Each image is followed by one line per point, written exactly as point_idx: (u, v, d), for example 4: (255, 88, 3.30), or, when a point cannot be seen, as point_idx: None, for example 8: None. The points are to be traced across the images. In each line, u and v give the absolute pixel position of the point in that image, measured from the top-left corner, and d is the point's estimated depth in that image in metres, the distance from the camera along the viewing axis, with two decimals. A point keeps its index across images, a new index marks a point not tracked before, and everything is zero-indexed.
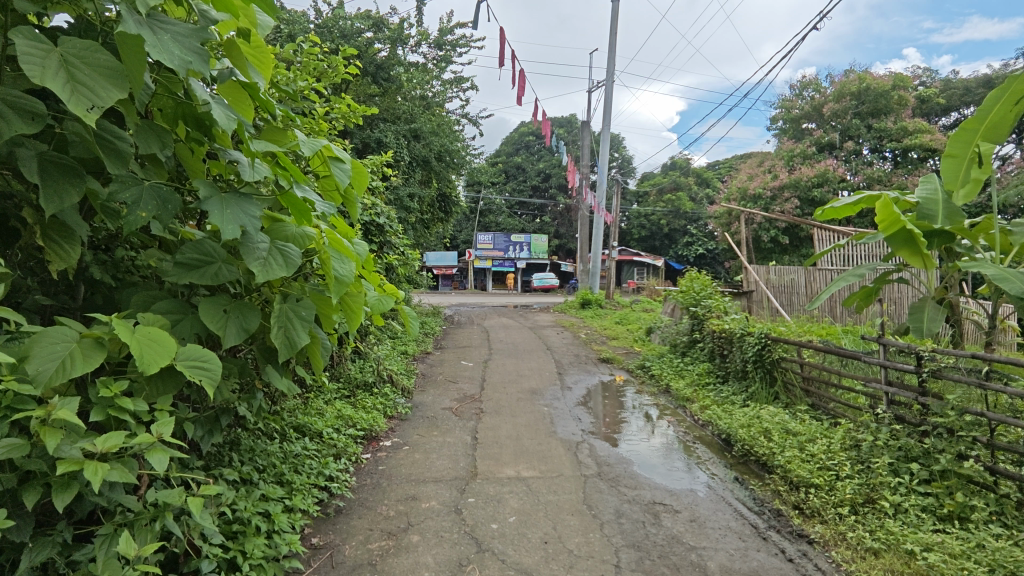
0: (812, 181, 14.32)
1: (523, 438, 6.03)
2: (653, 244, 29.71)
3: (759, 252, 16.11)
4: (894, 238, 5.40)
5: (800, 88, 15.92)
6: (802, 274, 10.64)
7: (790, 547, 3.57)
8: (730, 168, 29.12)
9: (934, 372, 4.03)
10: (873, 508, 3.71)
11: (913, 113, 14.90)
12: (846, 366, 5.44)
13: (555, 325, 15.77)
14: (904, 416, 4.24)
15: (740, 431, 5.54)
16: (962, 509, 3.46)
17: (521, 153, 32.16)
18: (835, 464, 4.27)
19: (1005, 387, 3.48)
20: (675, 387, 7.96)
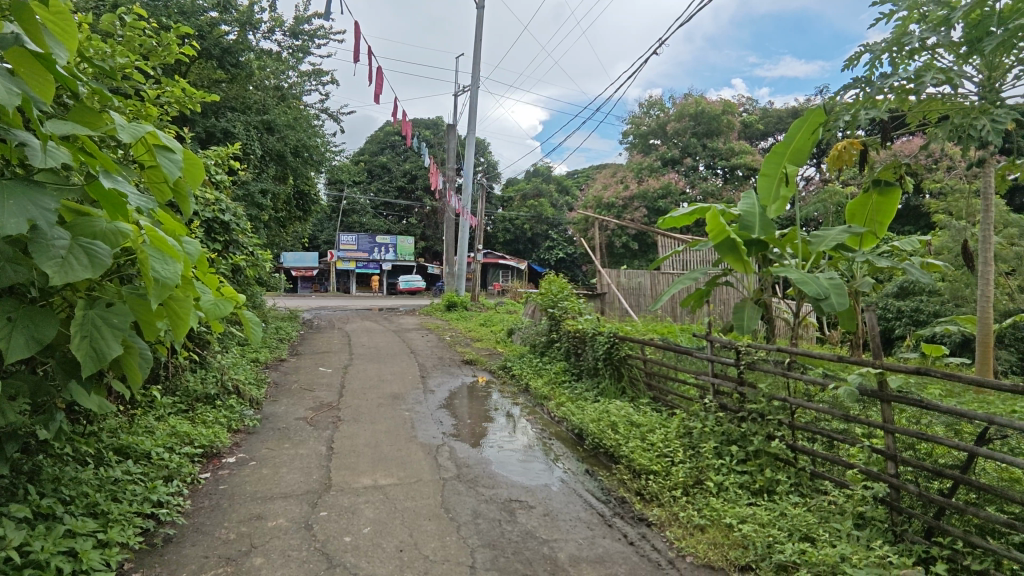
0: (657, 192, 15.67)
1: (382, 445, 5.86)
2: (517, 248, 30.59)
3: (612, 256, 17.26)
4: (721, 246, 6.03)
5: (647, 107, 17.32)
6: (648, 278, 11.58)
7: (631, 531, 3.85)
8: (587, 177, 30.82)
9: (749, 364, 4.60)
10: (700, 488, 4.13)
11: (738, 135, 16.92)
12: (680, 361, 6.00)
13: (421, 328, 15.60)
14: (727, 404, 4.78)
15: (591, 425, 5.88)
16: (770, 483, 3.97)
17: (387, 152, 31.43)
18: (670, 451, 4.70)
19: (803, 375, 4.04)
20: (534, 386, 8.23)
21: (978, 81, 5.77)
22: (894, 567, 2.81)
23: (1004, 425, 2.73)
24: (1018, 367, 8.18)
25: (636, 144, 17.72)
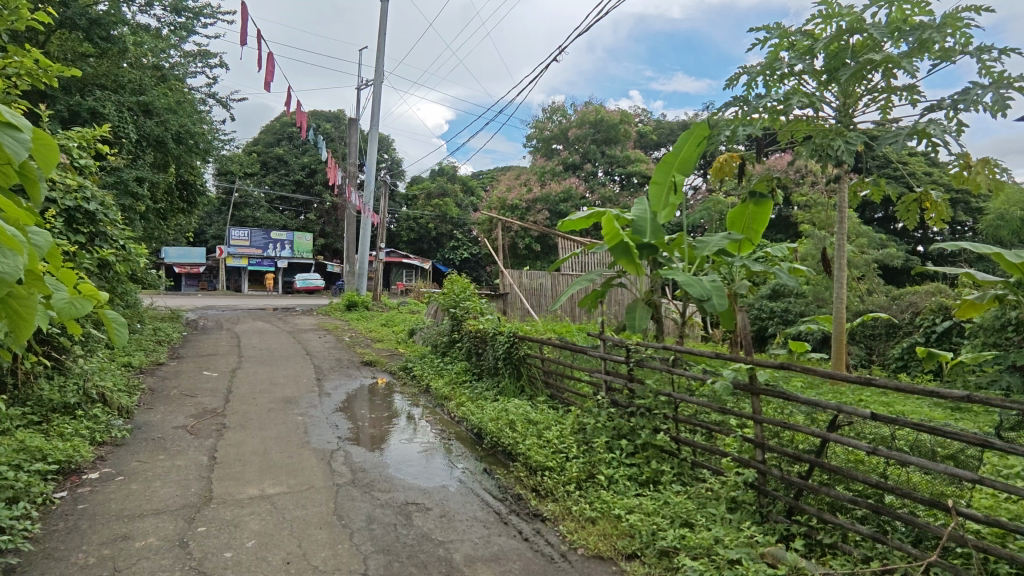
0: (559, 196, 16.09)
1: (270, 452, 5.53)
2: (421, 247, 30.12)
3: (515, 258, 17.49)
4: (615, 249, 6.32)
5: (550, 112, 17.72)
6: (548, 279, 11.87)
7: (526, 527, 3.92)
8: (491, 178, 31.00)
9: (638, 361, 4.84)
10: (592, 481, 4.29)
11: (635, 144, 17.77)
12: (576, 360, 6.20)
13: (318, 328, 14.94)
14: (618, 400, 5.01)
15: (489, 424, 5.92)
16: (655, 473, 4.21)
17: (283, 144, 29.82)
18: (564, 447, 4.84)
19: (685, 370, 4.31)
20: (435, 387, 8.15)
21: (836, 106, 6.46)
22: (759, 545, 3.07)
23: (851, 413, 3.08)
24: (866, 361, 9.26)
25: (539, 148, 18.08)
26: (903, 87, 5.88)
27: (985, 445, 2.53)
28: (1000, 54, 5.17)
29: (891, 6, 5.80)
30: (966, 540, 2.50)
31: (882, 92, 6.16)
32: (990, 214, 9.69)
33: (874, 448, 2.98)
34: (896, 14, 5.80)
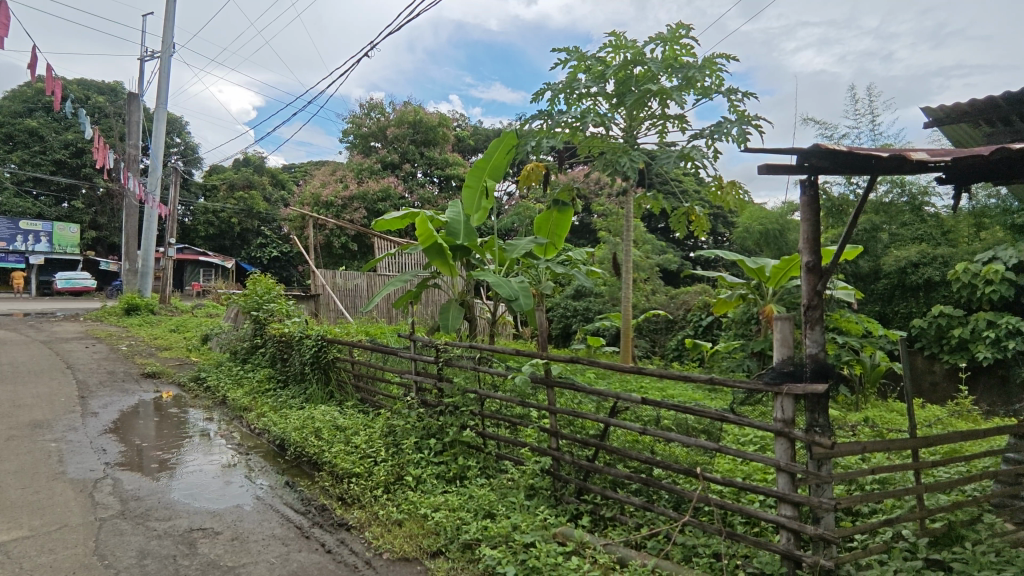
0: (377, 195, 15.67)
1: (7, 490, 4.51)
2: (222, 244, 26.99)
3: (330, 257, 16.60)
4: (429, 251, 6.32)
5: (368, 108, 17.17)
6: (364, 279, 11.49)
7: (329, 539, 3.75)
8: (304, 172, 29.06)
9: (446, 360, 4.95)
10: (400, 483, 4.25)
11: (452, 148, 18.02)
12: (386, 362, 6.11)
13: (85, 336, 12.59)
14: (427, 400, 5.07)
15: (292, 434, 5.54)
16: (462, 469, 4.31)
17: (36, 115, 24.65)
18: (373, 451, 4.74)
19: (490, 368, 4.52)
20: (232, 398, 7.37)
21: (624, 127, 7.27)
22: (552, 526, 3.32)
23: (626, 399, 3.49)
24: (651, 352, 10.56)
25: (357, 145, 17.41)
26: (675, 115, 6.84)
27: (722, 419, 3.04)
28: (743, 96, 6.27)
29: (665, 45, 6.70)
30: (709, 500, 2.97)
31: (660, 118, 7.08)
32: (740, 227, 11.70)
33: (644, 428, 3.42)
34: (669, 52, 6.72)
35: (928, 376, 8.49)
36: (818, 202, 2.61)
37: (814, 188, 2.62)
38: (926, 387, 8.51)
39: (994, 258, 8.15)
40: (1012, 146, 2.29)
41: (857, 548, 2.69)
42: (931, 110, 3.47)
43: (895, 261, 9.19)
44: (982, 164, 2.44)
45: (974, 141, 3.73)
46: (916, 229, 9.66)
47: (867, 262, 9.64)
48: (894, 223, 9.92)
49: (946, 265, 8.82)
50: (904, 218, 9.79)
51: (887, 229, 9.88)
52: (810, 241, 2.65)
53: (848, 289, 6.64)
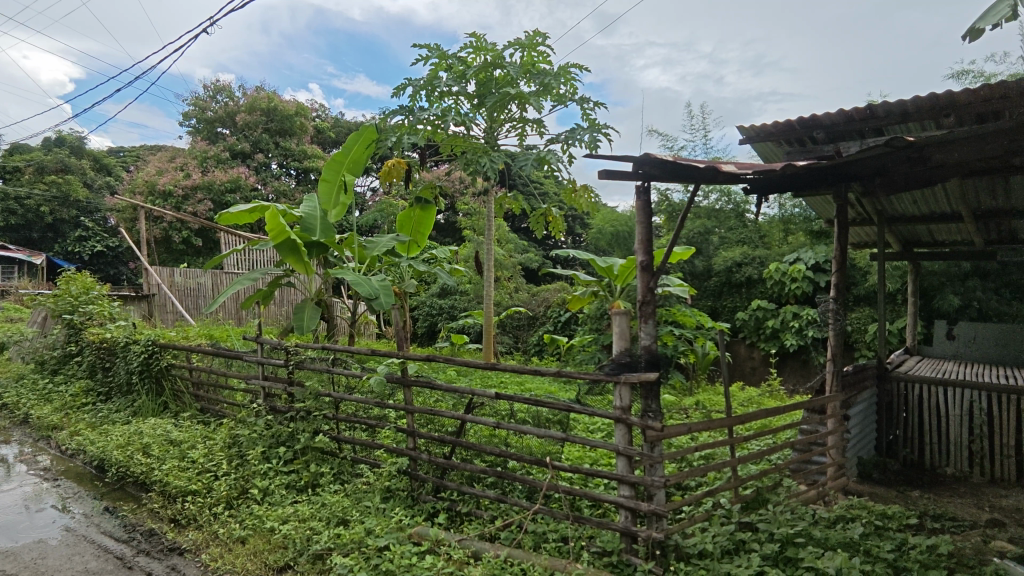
0: (225, 186, 14.30)
1: None
2: (28, 238, 22.69)
3: (169, 253, 14.87)
4: (281, 246, 5.85)
5: (213, 91, 15.66)
6: (208, 278, 10.45)
7: (158, 567, 3.36)
8: (136, 158, 25.66)
9: (297, 363, 4.67)
10: (244, 498, 3.93)
11: (312, 139, 17.00)
12: (230, 367, 5.62)
13: None
14: (277, 406, 4.76)
15: (114, 453, 4.89)
16: (314, 477, 4.08)
17: None
18: (213, 465, 4.33)
19: (344, 369, 4.34)
20: (37, 416, 6.32)
21: (485, 128, 7.36)
22: (407, 527, 3.28)
23: (480, 395, 3.56)
24: (513, 348, 10.87)
25: (200, 130, 15.79)
26: (533, 120, 7.07)
27: (569, 410, 3.21)
28: (594, 105, 6.66)
29: (523, 51, 6.90)
30: (557, 487, 3.12)
31: (519, 121, 7.29)
32: (595, 228, 12.45)
33: (498, 423, 3.50)
34: (527, 58, 6.94)
35: (748, 362, 9.71)
36: (650, 206, 2.86)
37: (646, 194, 2.87)
38: (746, 371, 9.73)
39: (798, 259, 9.50)
40: (800, 165, 2.68)
41: (684, 519, 2.99)
42: (744, 129, 3.95)
43: (723, 261, 10.38)
44: (779, 178, 2.83)
45: (778, 157, 4.32)
46: (739, 233, 10.96)
47: (701, 261, 10.78)
48: (723, 227, 11.18)
49: (763, 264, 10.13)
50: (730, 223, 11.14)
51: (717, 232, 11.10)
52: (645, 242, 2.89)
53: (682, 286, 7.27)
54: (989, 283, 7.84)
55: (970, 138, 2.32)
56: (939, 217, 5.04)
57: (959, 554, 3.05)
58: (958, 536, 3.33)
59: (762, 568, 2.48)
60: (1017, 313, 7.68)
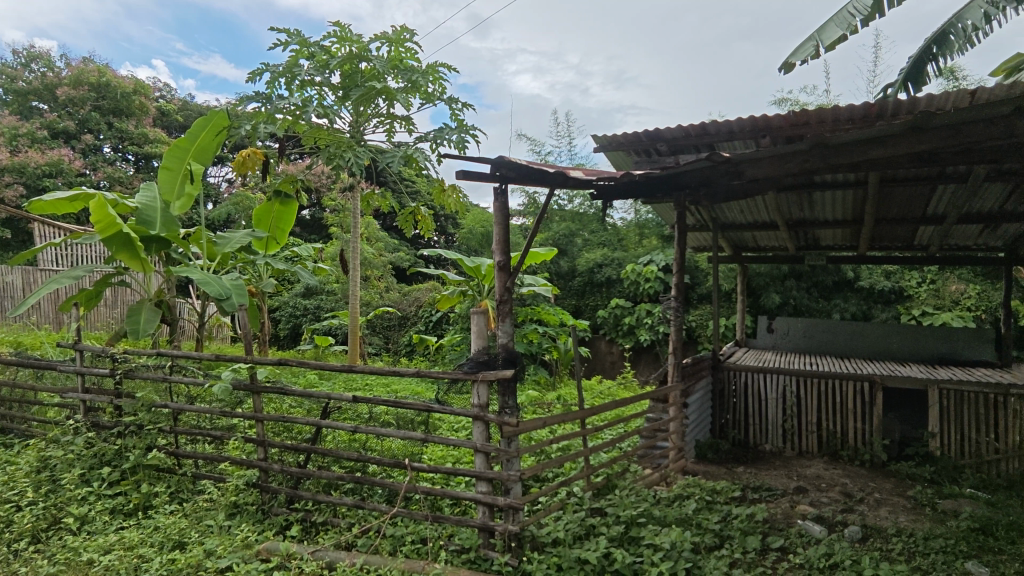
0: (42, 169, 12.29)
1: None
2: None
3: None
4: (110, 241, 4.91)
5: (26, 58, 13.42)
6: (19, 275, 8.95)
7: None
8: None
9: (126, 373, 4.15)
10: (56, 529, 3.39)
11: (154, 122, 15.19)
12: (42, 379, 4.85)
13: None
14: (100, 421, 4.20)
15: None
16: (146, 498, 3.65)
17: None
18: (14, 493, 3.68)
19: (183, 377, 3.92)
20: None
21: (350, 122, 7.07)
22: (254, 544, 3.04)
23: (337, 400, 3.42)
24: (383, 349, 10.60)
25: (10, 103, 13.47)
26: (401, 117, 6.94)
27: (428, 410, 3.19)
28: (463, 107, 6.68)
29: (390, 46, 6.74)
30: (416, 488, 3.10)
31: (386, 117, 7.10)
32: (465, 229, 12.53)
33: (355, 427, 3.38)
34: (394, 54, 6.77)
35: (608, 356, 10.36)
36: (507, 209, 2.93)
37: (504, 196, 2.94)
38: (606, 366, 10.37)
39: (651, 261, 10.29)
40: (643, 173, 2.90)
41: (539, 509, 3.11)
42: (598, 138, 4.19)
43: (586, 262, 10.98)
44: (622, 186, 3.05)
45: (629, 166, 4.64)
46: (601, 236, 11.62)
47: (566, 262, 11.29)
48: (586, 230, 11.78)
49: (621, 266, 10.84)
50: (593, 226, 11.77)
51: (581, 234, 11.70)
52: (502, 242, 2.97)
53: (545, 285, 7.50)
54: (802, 284, 9.09)
55: (773, 157, 2.67)
56: (761, 226, 5.74)
57: (771, 519, 3.50)
58: (772, 503, 3.82)
59: (608, 549, 2.65)
60: (822, 309, 8.98)
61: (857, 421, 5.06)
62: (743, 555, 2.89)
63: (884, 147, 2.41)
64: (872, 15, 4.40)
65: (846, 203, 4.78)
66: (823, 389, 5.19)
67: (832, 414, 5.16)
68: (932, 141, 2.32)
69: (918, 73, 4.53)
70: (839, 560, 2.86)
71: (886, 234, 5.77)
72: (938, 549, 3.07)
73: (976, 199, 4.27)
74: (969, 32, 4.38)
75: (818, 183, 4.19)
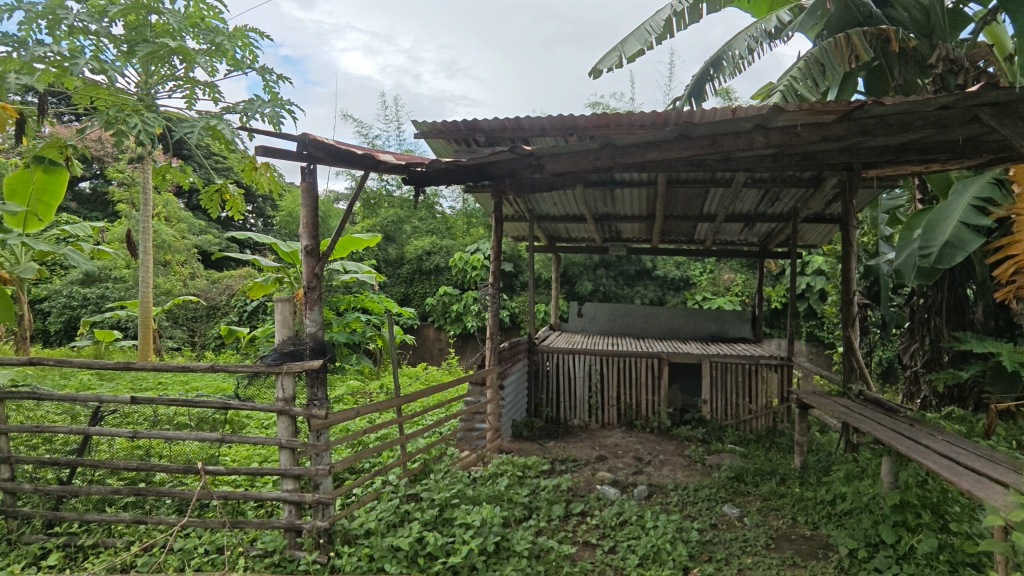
0: None
1: None
2: None
3: None
4: None
5: None
6: None
7: None
8: None
9: None
10: None
11: None
12: None
13: None
14: None
15: None
16: None
17: None
18: None
19: None
20: None
21: (137, 83, 6.10)
22: None
23: (110, 401, 2.94)
24: (186, 343, 9.42)
25: None
26: (203, 82, 6.15)
27: (225, 407, 2.90)
28: (277, 78, 6.13)
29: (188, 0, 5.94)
30: (212, 494, 2.81)
31: (185, 81, 6.23)
32: (284, 211, 11.62)
33: (135, 433, 2.94)
34: (193, 10, 5.96)
35: (436, 344, 10.40)
36: (315, 190, 2.78)
37: (312, 176, 2.78)
38: (434, 353, 10.42)
39: (478, 249, 10.52)
40: (457, 161, 2.93)
41: (352, 502, 3.03)
42: (418, 124, 4.16)
43: (414, 249, 10.88)
44: (436, 173, 3.07)
45: (449, 154, 4.68)
46: (429, 224, 11.62)
47: (393, 250, 11.07)
48: (415, 217, 11.62)
49: (448, 254, 10.93)
50: (420, 214, 11.70)
51: (410, 222, 11.56)
52: (309, 226, 2.81)
53: (370, 272, 7.17)
54: (610, 272, 10.03)
55: (575, 154, 2.88)
56: (572, 218, 6.20)
57: (576, 487, 3.83)
58: (576, 473, 4.18)
59: (421, 534, 2.67)
60: (626, 295, 10.02)
61: (648, 393, 5.75)
62: (548, 523, 3.12)
63: (661, 151, 2.74)
64: (664, 34, 4.96)
65: (641, 200, 5.36)
66: (622, 366, 5.79)
67: (629, 388, 5.79)
68: (696, 149, 2.69)
69: (699, 90, 5.23)
70: (627, 517, 3.22)
71: (674, 229, 6.58)
72: (704, 498, 3.62)
73: (738, 201, 5.07)
74: (737, 60, 5.14)
75: (618, 181, 4.63)
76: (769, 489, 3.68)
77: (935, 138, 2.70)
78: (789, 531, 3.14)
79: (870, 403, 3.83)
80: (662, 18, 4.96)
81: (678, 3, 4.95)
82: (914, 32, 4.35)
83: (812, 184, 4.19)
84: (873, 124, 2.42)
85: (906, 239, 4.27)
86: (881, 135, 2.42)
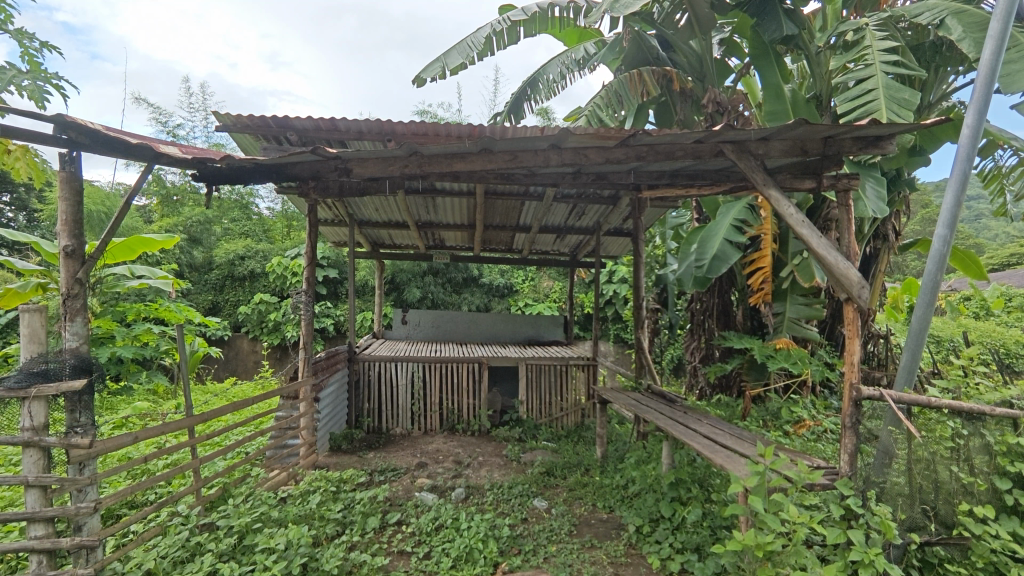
0: None
1: None
2: None
3: None
4: None
5: None
6: None
7: None
8: None
9: None
10: None
11: None
12: None
13: None
14: None
15: None
16: None
17: None
18: None
19: None
20: None
21: None
22: None
23: None
24: None
25: None
26: None
27: None
28: (41, 47, 5.16)
29: None
30: None
31: None
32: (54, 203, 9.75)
33: None
34: None
35: (251, 356, 9.53)
36: (77, 181, 2.40)
37: (73, 165, 2.39)
38: (248, 366, 9.52)
39: (299, 254, 9.91)
40: (261, 159, 2.74)
41: (128, 541, 2.62)
42: (221, 117, 3.76)
43: (225, 253, 9.85)
44: (235, 172, 2.84)
45: (257, 151, 4.34)
46: (243, 225, 10.88)
47: (200, 252, 9.92)
48: (226, 217, 10.96)
49: (265, 258, 10.13)
50: (234, 214, 11.05)
51: (218, 223, 10.49)
52: (70, 223, 2.41)
53: (165, 278, 6.20)
54: (437, 280, 10.13)
55: (381, 160, 2.88)
56: (394, 225, 6.14)
57: (393, 496, 3.79)
58: (395, 482, 4.12)
59: (214, 566, 2.41)
60: (454, 302, 10.18)
61: (470, 397, 5.94)
62: (362, 537, 3.02)
63: (468, 162, 2.84)
64: (484, 51, 5.14)
65: (462, 209, 5.49)
66: (444, 373, 5.88)
67: (451, 393, 5.90)
68: (499, 162, 2.86)
69: (517, 109, 5.51)
70: (443, 521, 3.27)
71: (495, 238, 6.86)
72: (517, 494, 3.81)
73: (550, 214, 5.44)
74: (551, 84, 5.54)
75: (438, 189, 4.70)
76: (575, 480, 4.00)
77: (699, 166, 3.19)
78: (590, 516, 3.43)
79: (655, 396, 4.38)
80: (482, 36, 5.12)
81: (497, 23, 5.15)
82: (691, 74, 4.97)
83: (610, 202, 4.67)
84: (645, 151, 2.78)
85: (683, 253, 4.96)
86: (652, 161, 2.80)
